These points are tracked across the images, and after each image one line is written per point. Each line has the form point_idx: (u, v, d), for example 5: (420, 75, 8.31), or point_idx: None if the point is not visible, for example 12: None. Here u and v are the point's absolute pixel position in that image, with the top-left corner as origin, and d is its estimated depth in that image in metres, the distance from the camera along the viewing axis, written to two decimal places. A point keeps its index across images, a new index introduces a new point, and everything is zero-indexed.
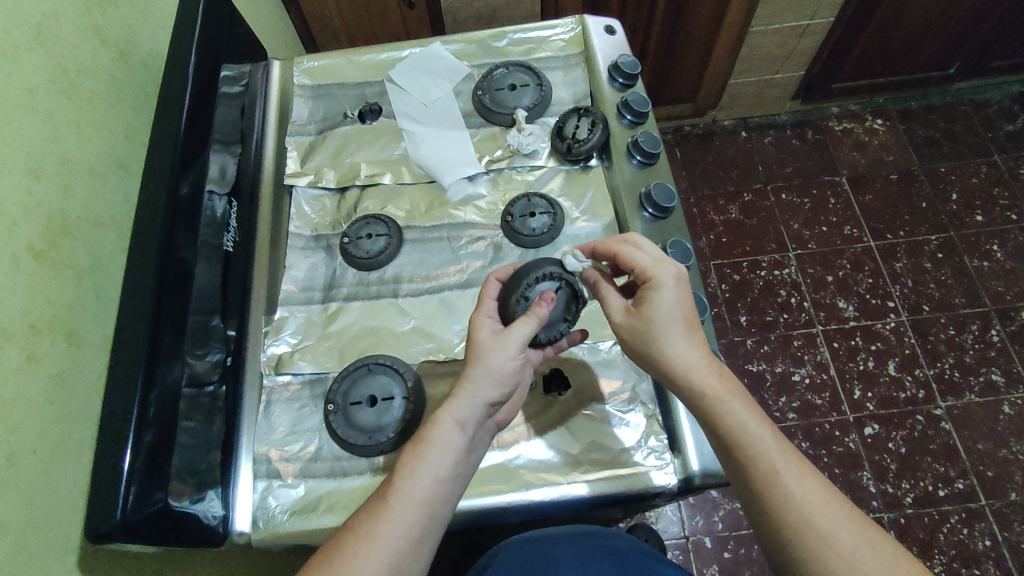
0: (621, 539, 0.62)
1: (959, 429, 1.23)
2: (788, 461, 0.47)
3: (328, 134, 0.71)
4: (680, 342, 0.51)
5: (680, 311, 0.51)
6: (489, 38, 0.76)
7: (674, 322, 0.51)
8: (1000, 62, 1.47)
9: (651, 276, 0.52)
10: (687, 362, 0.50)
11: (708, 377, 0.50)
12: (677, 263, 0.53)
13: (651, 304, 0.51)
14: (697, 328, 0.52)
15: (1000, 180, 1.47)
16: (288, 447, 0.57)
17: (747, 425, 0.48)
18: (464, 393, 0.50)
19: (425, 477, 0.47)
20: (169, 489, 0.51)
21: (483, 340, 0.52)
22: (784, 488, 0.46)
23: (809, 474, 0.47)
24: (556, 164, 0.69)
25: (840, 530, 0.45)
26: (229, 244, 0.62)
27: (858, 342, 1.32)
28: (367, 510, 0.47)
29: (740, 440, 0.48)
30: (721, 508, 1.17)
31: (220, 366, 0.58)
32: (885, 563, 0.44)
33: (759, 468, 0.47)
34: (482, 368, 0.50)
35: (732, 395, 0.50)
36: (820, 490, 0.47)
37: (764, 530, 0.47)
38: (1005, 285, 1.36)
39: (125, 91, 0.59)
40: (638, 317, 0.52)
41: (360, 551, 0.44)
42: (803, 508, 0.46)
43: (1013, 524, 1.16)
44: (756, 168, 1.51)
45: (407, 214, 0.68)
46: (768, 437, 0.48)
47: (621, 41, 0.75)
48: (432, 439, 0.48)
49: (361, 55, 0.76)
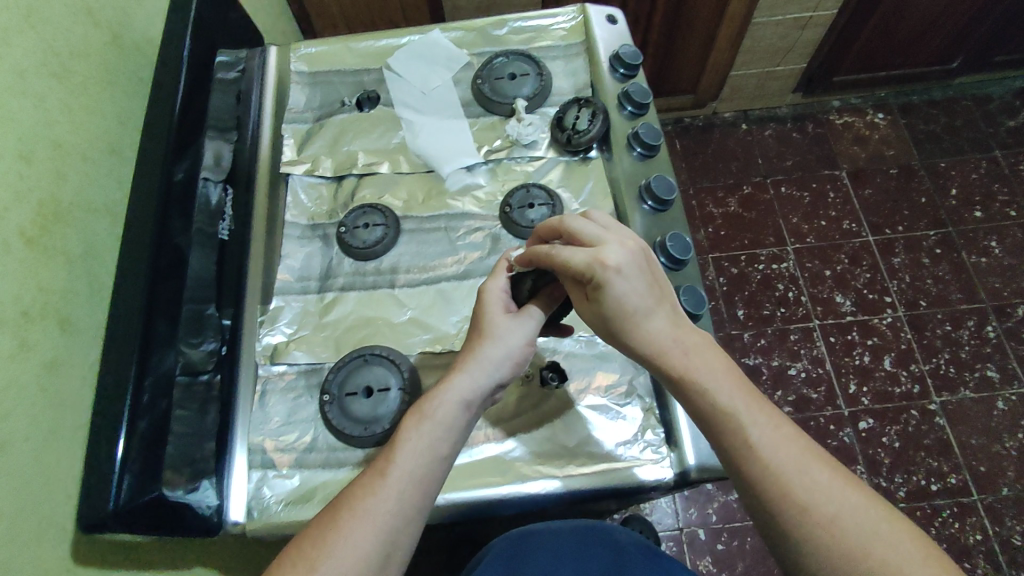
0: (618, 533, 0.62)
1: (953, 424, 1.24)
2: (763, 433, 0.47)
3: (326, 121, 0.70)
4: (644, 327, 0.50)
5: (633, 300, 0.49)
6: (490, 26, 0.75)
7: (630, 313, 0.50)
8: (1002, 57, 1.46)
9: (592, 277, 0.49)
10: (658, 344, 0.50)
11: (679, 355, 0.50)
12: (613, 249, 0.49)
13: (604, 301, 0.50)
14: (653, 307, 0.50)
15: (999, 176, 1.46)
16: (284, 438, 0.56)
17: (720, 398, 0.48)
18: (476, 369, 0.50)
19: (425, 453, 0.47)
20: (164, 478, 0.51)
21: (501, 319, 0.52)
22: (763, 459, 0.46)
23: (786, 440, 0.47)
24: (556, 155, 0.68)
25: (823, 495, 0.45)
26: (224, 232, 0.61)
27: (854, 336, 1.32)
28: (363, 483, 0.47)
29: (714, 416, 0.48)
30: (716, 500, 1.17)
31: (216, 356, 0.57)
32: (869, 527, 0.44)
33: (738, 443, 0.47)
34: (501, 347, 0.51)
35: (705, 369, 0.49)
36: (800, 459, 0.46)
37: (748, 502, 0.48)
38: (1002, 281, 1.36)
39: (118, 75, 0.58)
40: (596, 314, 0.51)
41: (357, 525, 0.44)
42: (783, 478, 0.46)
43: (1004, 519, 1.16)
44: (756, 161, 1.50)
45: (404, 205, 0.67)
46: (743, 409, 0.48)
47: (622, 31, 0.74)
48: (433, 415, 0.48)
49: (359, 42, 0.75)
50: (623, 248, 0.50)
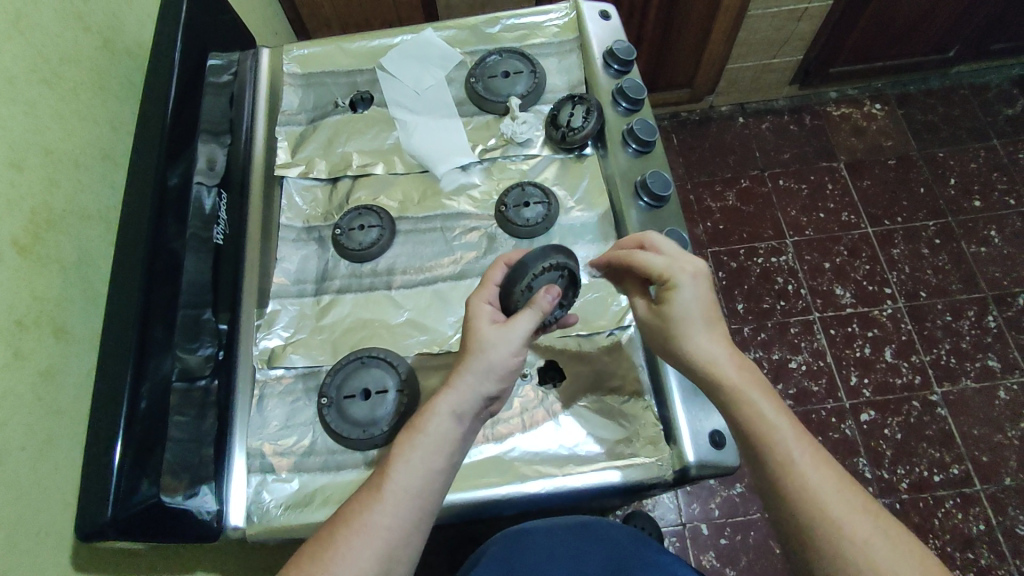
0: (615, 529, 0.61)
1: (954, 415, 1.23)
2: (804, 452, 0.48)
3: (320, 123, 0.70)
4: (702, 338, 0.51)
5: (697, 308, 0.51)
6: (482, 24, 0.75)
7: (689, 320, 0.51)
8: (1000, 46, 1.45)
9: (669, 278, 0.52)
10: (711, 357, 0.50)
11: (729, 369, 0.50)
12: (693, 260, 0.53)
13: (672, 303, 0.51)
14: (712, 322, 0.52)
15: (998, 165, 1.46)
16: (282, 442, 0.56)
17: (766, 415, 0.49)
18: (462, 386, 0.50)
19: (420, 468, 0.48)
20: (161, 485, 0.51)
21: (486, 333, 0.51)
22: (803, 479, 0.47)
23: (825, 463, 0.48)
24: (551, 153, 0.68)
25: (858, 522, 0.45)
26: (219, 236, 0.61)
27: (854, 328, 1.31)
28: (360, 499, 0.47)
29: (756, 429, 0.49)
30: (718, 495, 1.17)
31: (212, 361, 0.57)
32: (900, 557, 0.44)
33: (780, 460, 0.47)
34: (484, 361, 0.50)
35: (753, 387, 0.50)
36: (837, 482, 0.47)
37: (778, 518, 0.48)
38: (1002, 270, 1.36)
39: (109, 81, 0.58)
40: (658, 317, 0.52)
41: (354, 540, 0.45)
42: (819, 499, 0.46)
43: (1007, 509, 1.16)
44: (753, 154, 1.50)
45: (399, 205, 0.67)
46: (787, 428, 0.49)
47: (615, 27, 0.74)
48: (426, 430, 0.48)
49: (352, 43, 0.75)
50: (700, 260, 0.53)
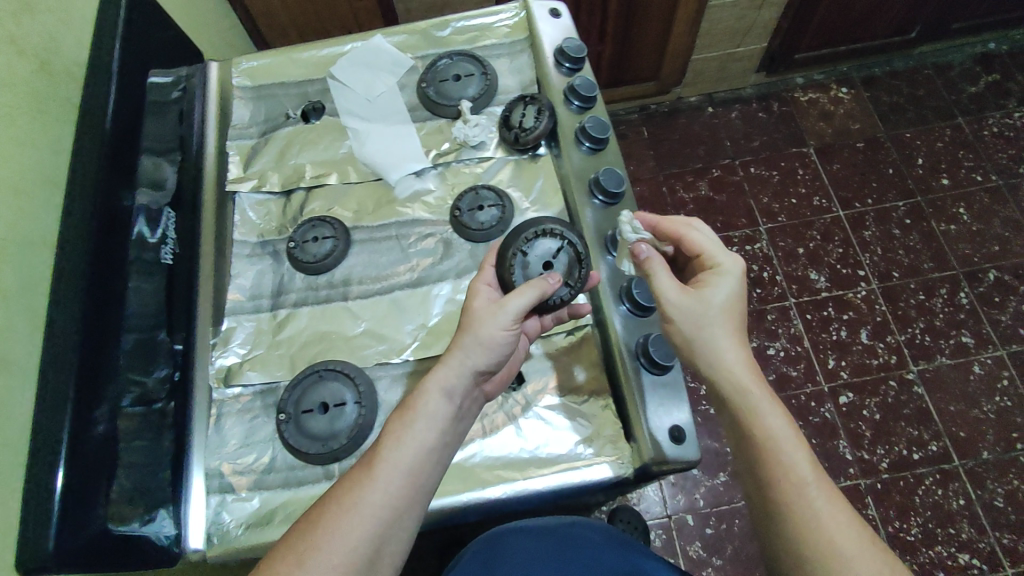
0: (596, 533, 0.61)
1: (931, 392, 1.25)
2: (815, 477, 0.49)
3: (271, 136, 0.70)
4: (733, 331, 0.53)
5: (733, 305, 0.54)
6: (432, 27, 0.74)
7: (726, 311, 0.53)
8: (960, 24, 1.47)
9: (717, 264, 0.55)
10: (735, 354, 0.53)
11: (752, 381, 0.52)
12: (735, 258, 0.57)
13: (717, 286, 0.54)
14: (738, 326, 0.54)
15: (964, 143, 1.48)
16: (241, 460, 0.56)
17: (779, 434, 0.50)
18: (451, 361, 0.51)
19: (410, 446, 0.48)
20: (109, 508, 0.50)
21: (478, 309, 0.52)
22: (810, 500, 0.48)
23: (832, 489, 0.49)
24: (505, 155, 0.68)
25: (857, 552, 0.46)
26: (168, 256, 0.59)
27: (830, 312, 1.32)
28: (352, 477, 0.47)
29: (771, 448, 0.50)
30: (702, 485, 1.18)
31: (168, 382, 0.56)
32: None
33: (790, 478, 0.49)
34: (472, 336, 0.51)
35: (771, 402, 0.51)
36: (841, 508, 0.48)
37: (780, 540, 0.49)
38: (972, 247, 1.37)
39: (47, 103, 0.56)
40: (694, 300, 0.54)
41: (345, 519, 0.45)
42: (823, 523, 0.47)
43: (985, 483, 1.18)
44: (723, 143, 1.50)
45: (354, 215, 0.66)
46: (800, 449, 0.50)
47: (567, 25, 0.73)
48: (419, 409, 0.49)
49: (301, 52, 0.74)
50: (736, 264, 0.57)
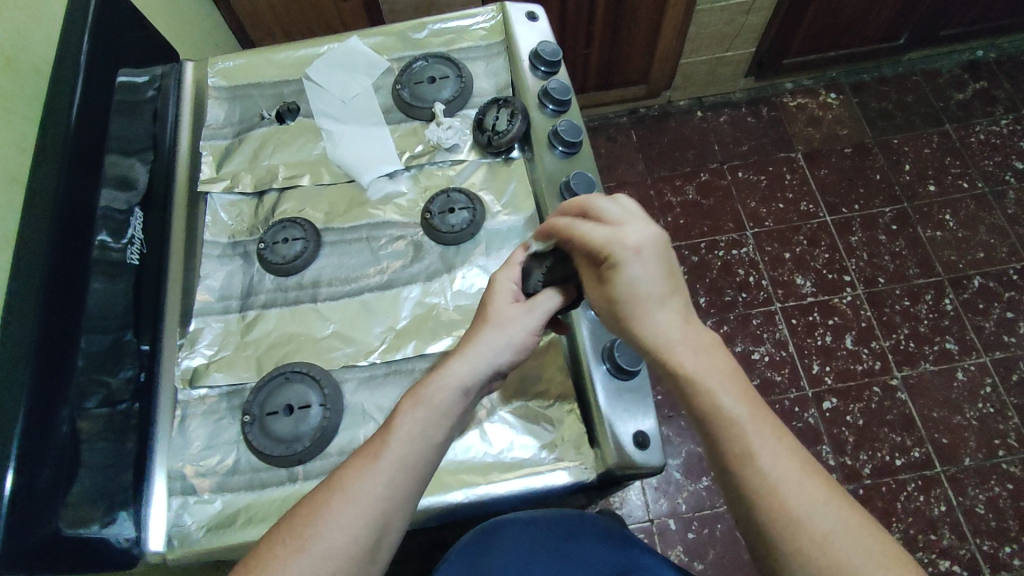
0: (589, 528, 0.60)
1: (914, 398, 1.25)
2: (765, 443, 0.47)
3: (245, 137, 0.69)
4: (652, 317, 0.50)
5: (648, 284, 0.50)
6: (409, 29, 0.74)
7: (635, 300, 0.50)
8: (948, 31, 1.47)
9: (609, 257, 0.50)
10: (661, 341, 0.49)
11: (685, 354, 0.49)
12: (635, 232, 0.51)
13: (615, 283, 0.50)
14: (663, 306, 0.50)
15: (951, 149, 1.48)
16: (204, 462, 0.56)
17: (724, 407, 0.47)
18: (474, 355, 0.51)
19: (417, 439, 0.49)
20: (61, 515, 0.48)
21: (509, 310, 0.53)
22: (760, 471, 0.46)
23: (787, 452, 0.47)
24: (478, 157, 0.68)
25: (816, 517, 0.44)
26: (134, 257, 0.59)
27: (815, 317, 1.32)
28: (355, 465, 0.48)
29: (717, 423, 0.47)
30: (685, 490, 1.18)
31: (133, 383, 0.56)
32: (861, 547, 0.44)
33: (736, 456, 0.46)
34: (502, 336, 0.52)
35: (712, 372, 0.49)
36: (799, 472, 0.46)
37: (740, 515, 0.47)
38: (958, 253, 1.37)
39: (15, 101, 0.55)
40: (603, 299, 0.51)
41: (347, 506, 0.46)
42: (780, 492, 0.45)
43: (967, 489, 1.18)
44: (712, 148, 1.51)
45: (325, 217, 0.66)
46: (746, 417, 0.47)
47: (544, 28, 0.73)
48: (428, 399, 0.50)
49: (278, 53, 0.74)
50: (648, 232, 0.51)
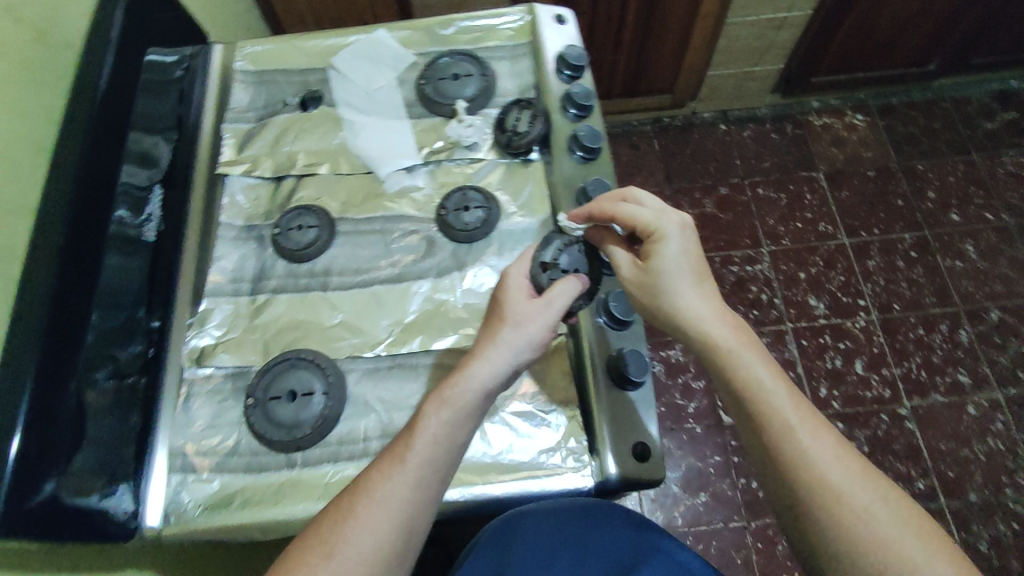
0: (616, 515, 0.60)
1: (922, 429, 1.23)
2: (801, 417, 0.50)
3: (268, 121, 0.69)
4: (691, 292, 0.53)
5: (686, 260, 0.54)
6: (437, 25, 0.74)
7: (679, 272, 0.54)
8: (981, 60, 1.45)
9: (655, 231, 0.54)
10: (700, 315, 0.53)
11: (723, 331, 0.52)
12: (678, 212, 0.56)
13: (658, 256, 0.54)
14: (702, 282, 0.54)
15: (977, 179, 1.46)
16: (205, 441, 0.56)
17: (760, 380, 0.51)
18: (495, 354, 0.52)
19: (444, 443, 0.49)
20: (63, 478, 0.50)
21: (525, 306, 0.54)
22: (798, 443, 0.48)
23: (822, 427, 0.49)
24: (497, 157, 0.68)
25: (851, 488, 0.47)
26: (150, 233, 0.62)
27: (826, 339, 1.31)
28: (381, 468, 0.48)
29: (753, 395, 0.50)
30: (682, 504, 1.17)
31: (142, 359, 0.58)
32: (897, 519, 0.46)
33: (773, 426, 0.49)
34: (520, 333, 0.53)
35: (747, 349, 0.52)
36: (834, 446, 0.49)
37: (777, 489, 0.49)
38: (976, 285, 1.35)
39: (43, 73, 0.55)
40: (645, 272, 0.54)
41: (374, 509, 0.46)
42: (816, 462, 0.48)
43: (970, 525, 1.16)
44: (734, 162, 1.49)
45: (341, 206, 0.66)
46: (781, 392, 0.50)
47: (571, 31, 0.72)
48: (455, 403, 0.50)
49: (307, 40, 0.73)
50: (685, 215, 0.56)
